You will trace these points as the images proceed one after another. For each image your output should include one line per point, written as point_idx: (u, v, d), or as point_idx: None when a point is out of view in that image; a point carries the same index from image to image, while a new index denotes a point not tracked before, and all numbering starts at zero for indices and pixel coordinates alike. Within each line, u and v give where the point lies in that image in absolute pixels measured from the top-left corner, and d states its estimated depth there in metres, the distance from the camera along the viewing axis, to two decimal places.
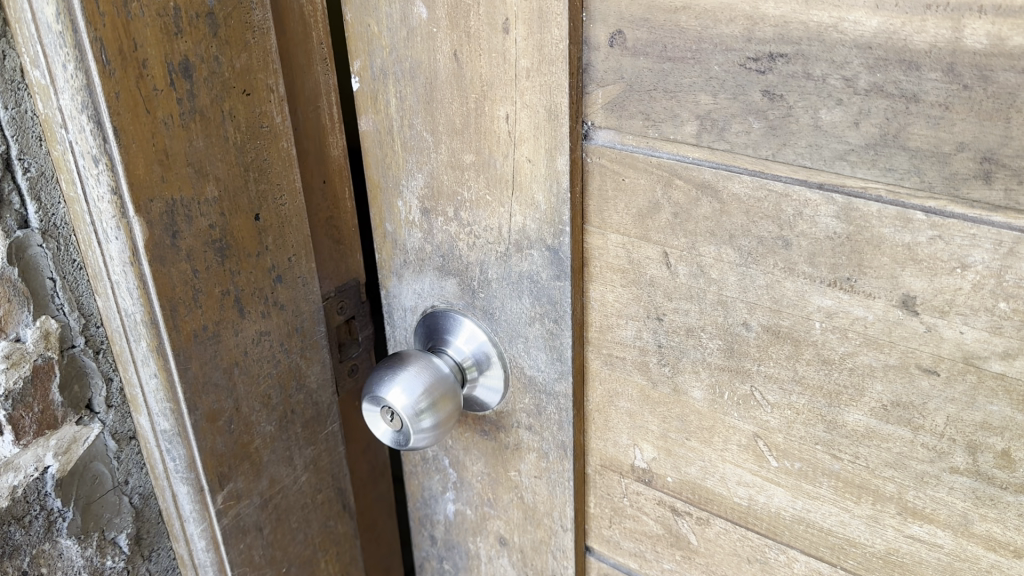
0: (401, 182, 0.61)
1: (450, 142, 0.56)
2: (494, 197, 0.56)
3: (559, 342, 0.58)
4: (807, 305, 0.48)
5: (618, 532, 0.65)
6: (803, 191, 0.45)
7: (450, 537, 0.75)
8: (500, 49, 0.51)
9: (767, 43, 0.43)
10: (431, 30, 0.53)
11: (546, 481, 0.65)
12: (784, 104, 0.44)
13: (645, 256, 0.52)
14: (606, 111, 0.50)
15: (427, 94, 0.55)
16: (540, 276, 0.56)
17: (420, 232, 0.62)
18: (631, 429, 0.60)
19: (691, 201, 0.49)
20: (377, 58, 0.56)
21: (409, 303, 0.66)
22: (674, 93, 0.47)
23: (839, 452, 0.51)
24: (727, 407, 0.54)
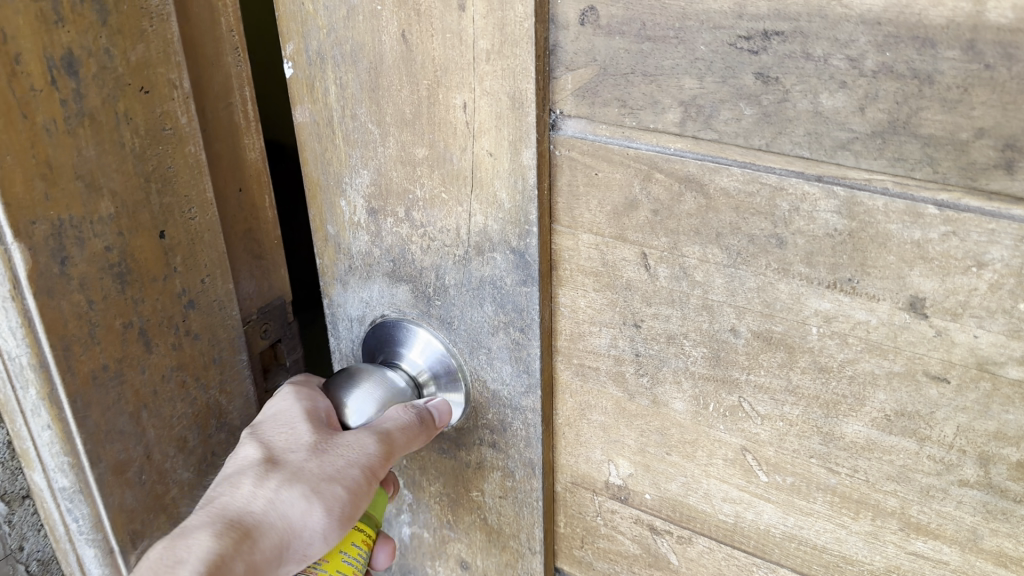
0: (344, 180, 0.54)
1: (399, 134, 0.50)
2: (450, 194, 0.50)
3: (526, 353, 0.53)
4: (802, 308, 0.43)
5: (591, 553, 0.60)
6: (800, 184, 0.41)
7: (405, 561, 0.70)
8: (455, 29, 0.45)
9: (761, 20, 0.38)
10: (375, 8, 0.47)
11: (511, 501, 0.60)
12: (779, 88, 0.39)
13: (621, 257, 0.48)
14: (577, 98, 0.45)
15: (373, 81, 0.49)
16: (504, 283, 0.51)
17: (367, 235, 0.56)
18: (605, 443, 0.55)
19: (673, 197, 0.44)
20: (314, 41, 0.50)
21: (355, 312, 0.60)
22: (655, 76, 0.42)
23: (836, 466, 0.47)
24: (712, 420, 0.49)
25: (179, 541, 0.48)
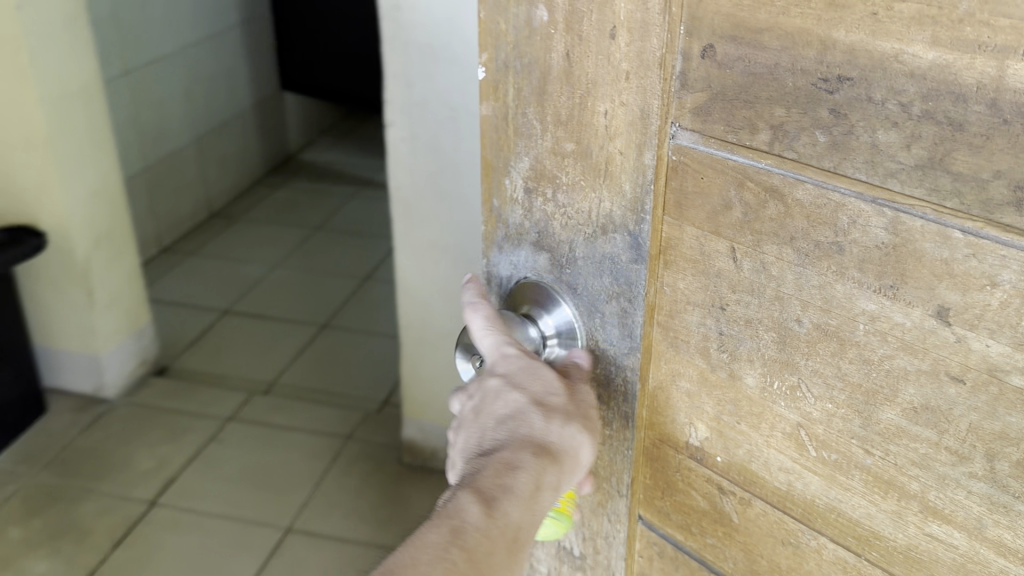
0: (511, 163, 0.68)
1: (555, 132, 0.63)
2: (588, 183, 0.63)
3: (631, 318, 0.65)
4: (853, 307, 0.52)
5: (669, 505, 0.70)
6: (857, 202, 0.50)
7: None
8: (606, 51, 0.57)
9: (837, 67, 0.48)
10: (550, 32, 0.60)
11: (609, 446, 0.73)
12: (847, 123, 0.49)
13: (715, 250, 0.58)
14: (694, 115, 0.55)
15: (541, 88, 0.63)
16: (619, 259, 0.64)
17: (522, 209, 0.70)
18: (689, 408, 0.65)
19: (760, 203, 0.54)
20: (502, 51, 0.64)
21: (506, 273, 0.74)
22: (754, 104, 0.52)
23: (872, 447, 0.55)
24: (776, 396, 0.59)
25: (511, 459, 0.64)
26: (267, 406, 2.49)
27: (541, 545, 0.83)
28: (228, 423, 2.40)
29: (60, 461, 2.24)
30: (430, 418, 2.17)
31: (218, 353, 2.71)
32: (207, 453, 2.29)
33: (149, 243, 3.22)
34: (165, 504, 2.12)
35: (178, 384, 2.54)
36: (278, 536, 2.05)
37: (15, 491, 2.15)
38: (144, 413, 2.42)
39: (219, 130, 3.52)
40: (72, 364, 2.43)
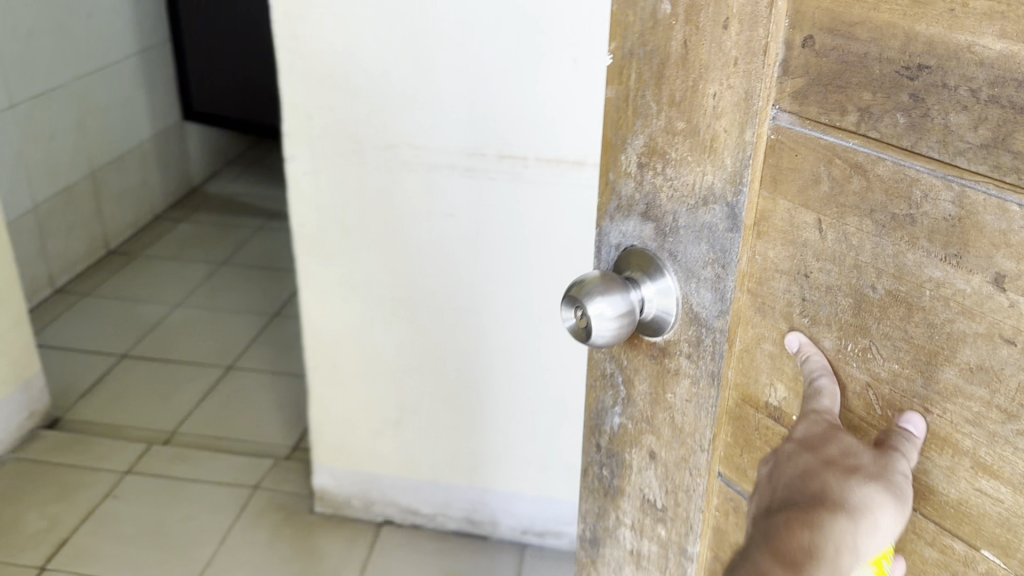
0: (628, 141, 0.76)
1: (669, 112, 0.71)
2: (694, 158, 0.70)
3: (724, 285, 0.70)
4: (921, 274, 0.58)
5: (748, 461, 0.75)
6: (930, 178, 0.56)
7: (611, 448, 0.87)
8: (718, 40, 0.66)
9: (918, 56, 0.55)
10: (671, 23, 0.69)
11: (695, 403, 0.76)
12: (924, 106, 0.55)
13: (803, 222, 0.65)
14: (793, 98, 0.63)
15: (659, 72, 0.71)
16: (716, 228, 0.70)
17: (634, 183, 0.77)
18: (771, 370, 0.71)
19: (846, 178, 0.61)
20: (630, 40, 0.73)
21: (615, 241, 0.80)
22: (845, 88, 0.59)
23: (931, 406, 0.60)
24: (850, 358, 0.65)
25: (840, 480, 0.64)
26: (165, 456, 2.63)
27: (626, 499, 0.87)
28: (125, 476, 2.53)
29: None
30: (338, 457, 2.46)
31: (106, 405, 2.79)
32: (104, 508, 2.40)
33: (41, 284, 3.24)
34: (57, 569, 2.22)
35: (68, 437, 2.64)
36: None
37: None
38: (27, 470, 2.51)
39: (116, 165, 3.57)
40: None
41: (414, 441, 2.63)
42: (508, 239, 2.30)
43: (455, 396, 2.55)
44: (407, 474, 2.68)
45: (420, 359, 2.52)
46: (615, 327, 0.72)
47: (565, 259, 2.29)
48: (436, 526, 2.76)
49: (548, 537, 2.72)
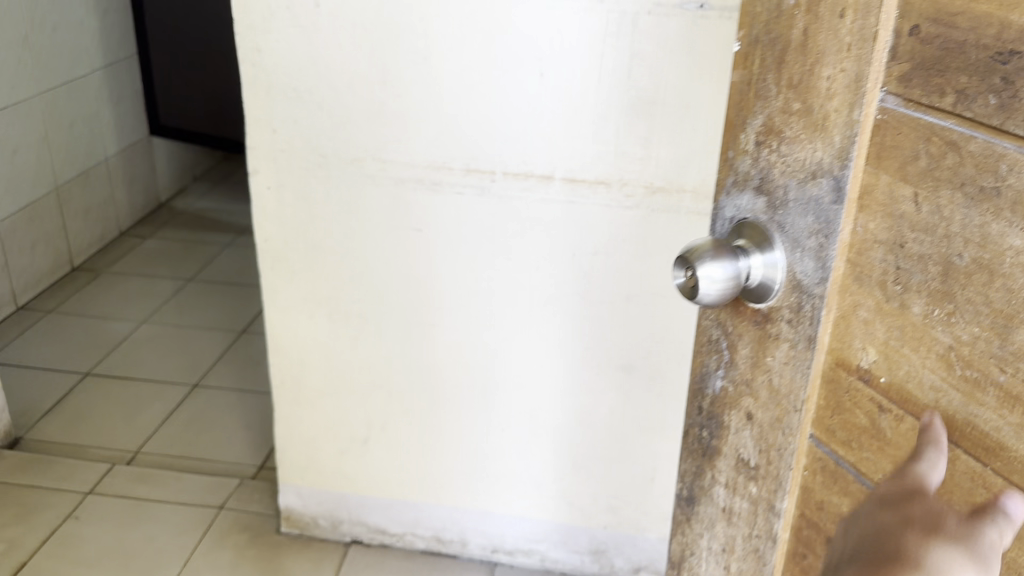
0: (748, 121, 0.92)
1: (787, 94, 0.86)
2: (807, 135, 0.85)
3: (828, 252, 0.85)
4: (1004, 242, 0.70)
5: (837, 421, 0.90)
6: (1016, 152, 0.68)
7: (712, 405, 1.05)
8: (834, 27, 0.80)
9: (1011, 41, 0.67)
10: (794, 14, 0.85)
11: (792, 365, 0.92)
12: (1014, 88, 0.67)
13: (901, 195, 0.78)
14: (899, 82, 0.77)
15: (781, 57, 0.86)
16: (823, 200, 0.84)
17: (750, 159, 0.92)
18: (864, 336, 0.85)
19: (941, 154, 0.74)
20: (756, 29, 0.89)
21: (729, 215, 0.96)
22: (945, 72, 0.73)
23: (1005, 366, 0.73)
24: (935, 322, 0.78)
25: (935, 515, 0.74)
26: (127, 476, 2.68)
27: (722, 458, 1.06)
28: (89, 496, 2.55)
29: None
30: (308, 478, 2.76)
31: (70, 422, 2.92)
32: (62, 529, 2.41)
33: (5, 301, 3.58)
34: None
35: (27, 457, 2.70)
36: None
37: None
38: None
39: (81, 180, 4.02)
40: None
41: (384, 458, 2.72)
42: (473, 253, 2.47)
43: (423, 410, 2.66)
44: (377, 491, 2.77)
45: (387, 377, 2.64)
46: (719, 289, 0.88)
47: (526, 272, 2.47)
48: (404, 546, 2.85)
49: (518, 555, 2.82)
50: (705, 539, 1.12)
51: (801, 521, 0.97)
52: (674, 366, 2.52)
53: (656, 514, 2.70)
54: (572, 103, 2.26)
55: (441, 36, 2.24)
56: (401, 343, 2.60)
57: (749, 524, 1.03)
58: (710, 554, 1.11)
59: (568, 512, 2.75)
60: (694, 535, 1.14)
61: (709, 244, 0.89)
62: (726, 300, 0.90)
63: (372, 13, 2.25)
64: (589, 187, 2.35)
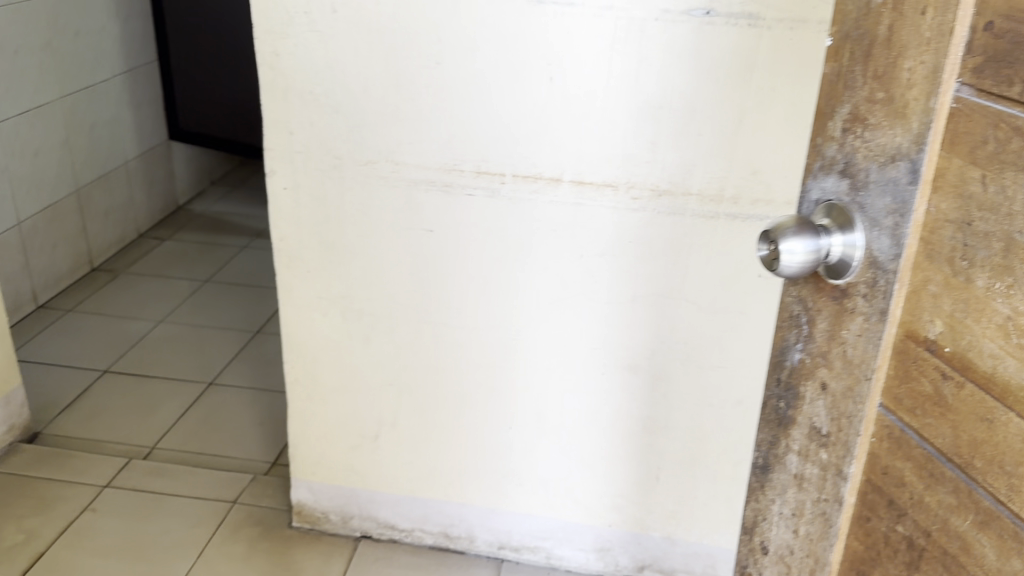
0: (836, 110, 1.04)
1: (871, 85, 0.98)
2: (889, 122, 0.95)
3: (903, 230, 0.94)
4: None
5: (904, 390, 0.98)
6: None
7: (791, 375, 1.19)
8: (915, 22, 0.91)
9: None
10: (880, 10, 0.96)
11: (864, 336, 1.02)
12: None
13: (971, 177, 0.87)
14: (973, 73, 0.86)
15: (867, 51, 0.98)
16: (900, 181, 0.94)
17: (837, 145, 1.04)
18: (932, 309, 0.93)
19: (1008, 139, 0.82)
20: (847, 25, 1.01)
21: (816, 197, 1.08)
22: (1014, 63, 0.81)
23: None
24: (996, 295, 0.85)
25: None
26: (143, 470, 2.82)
27: (797, 427, 1.19)
28: (104, 489, 2.70)
29: None
30: (319, 474, 2.81)
31: (89, 416, 3.13)
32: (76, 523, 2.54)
33: (25, 300, 3.89)
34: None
35: (46, 451, 2.86)
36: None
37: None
38: (8, 482, 2.71)
39: (101, 185, 4.40)
40: None
41: (392, 455, 2.76)
42: (482, 255, 2.51)
43: (431, 409, 2.70)
44: (386, 488, 2.81)
45: (399, 374, 2.67)
46: (798, 262, 1.01)
47: (534, 275, 2.51)
48: (411, 541, 2.88)
49: (524, 552, 2.87)
50: (777, 505, 1.27)
51: (866, 486, 1.08)
52: (680, 367, 2.55)
53: (660, 513, 2.74)
54: (582, 109, 2.29)
55: (452, 44, 2.28)
56: (410, 343, 2.63)
57: (818, 489, 1.16)
58: (780, 518, 1.27)
59: (572, 511, 2.78)
60: (768, 501, 1.30)
61: (792, 222, 1.01)
62: (806, 272, 1.02)
63: (386, 18, 2.29)
64: (597, 190, 2.38)
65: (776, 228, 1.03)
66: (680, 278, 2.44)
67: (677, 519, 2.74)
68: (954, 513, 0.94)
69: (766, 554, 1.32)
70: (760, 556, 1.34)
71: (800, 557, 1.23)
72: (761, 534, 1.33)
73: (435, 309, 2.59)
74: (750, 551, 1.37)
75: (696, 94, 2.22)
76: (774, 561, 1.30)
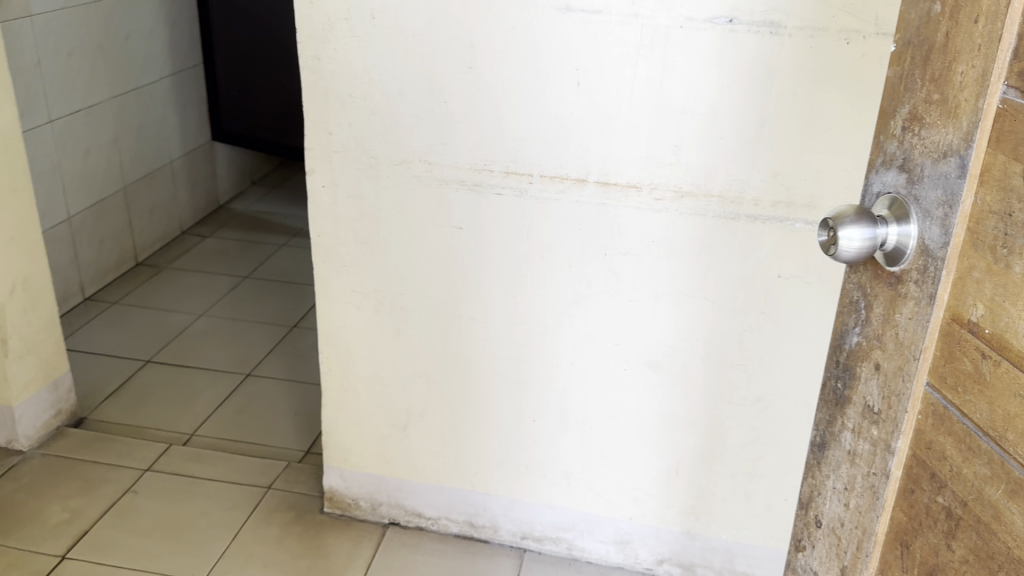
0: (898, 109, 1.22)
1: (929, 87, 1.15)
2: (943, 122, 1.12)
3: (951, 220, 1.10)
4: None
5: (948, 368, 1.15)
6: None
7: (850, 355, 1.37)
8: (969, 32, 1.07)
9: None
10: (939, 18, 1.13)
11: (916, 319, 1.19)
12: None
13: (1013, 171, 1.01)
14: (1018, 78, 1.00)
15: (926, 57, 1.16)
16: (951, 175, 1.10)
17: (898, 142, 1.22)
18: (976, 294, 1.09)
19: None
20: (910, 33, 1.20)
21: (877, 189, 1.27)
22: None
23: None
24: None
25: None
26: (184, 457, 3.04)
27: (852, 406, 1.38)
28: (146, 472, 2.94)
29: None
30: (349, 463, 2.91)
31: (132, 404, 3.34)
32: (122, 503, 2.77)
33: (73, 291, 4.07)
34: (76, 557, 2.55)
35: (92, 435, 3.09)
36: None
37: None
38: (60, 464, 2.93)
39: (150, 182, 4.59)
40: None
41: (421, 444, 2.85)
42: (511, 253, 2.58)
43: (459, 400, 2.78)
44: (415, 476, 2.90)
45: (428, 366, 2.76)
46: (855, 247, 1.18)
47: (559, 273, 2.57)
48: (438, 530, 2.96)
49: (545, 543, 2.94)
50: (831, 480, 1.46)
51: (911, 459, 1.25)
52: (700, 363, 2.60)
53: (678, 507, 2.81)
54: (609, 113, 2.36)
55: (484, 49, 2.36)
56: (439, 337, 2.72)
57: (868, 463, 1.34)
58: (834, 493, 1.45)
59: (593, 503, 2.85)
60: (823, 476, 1.48)
61: (852, 212, 1.19)
62: (862, 256, 1.19)
63: (422, 25, 2.38)
64: (622, 191, 2.44)
65: (837, 217, 1.21)
66: (704, 278, 2.50)
67: (695, 513, 2.80)
68: (988, 483, 1.10)
69: (819, 527, 1.51)
70: (813, 529, 1.53)
71: (850, 528, 1.41)
72: (815, 509, 1.52)
73: (464, 305, 2.67)
74: (805, 524, 1.56)
75: (720, 97, 2.29)
76: (826, 532, 1.49)
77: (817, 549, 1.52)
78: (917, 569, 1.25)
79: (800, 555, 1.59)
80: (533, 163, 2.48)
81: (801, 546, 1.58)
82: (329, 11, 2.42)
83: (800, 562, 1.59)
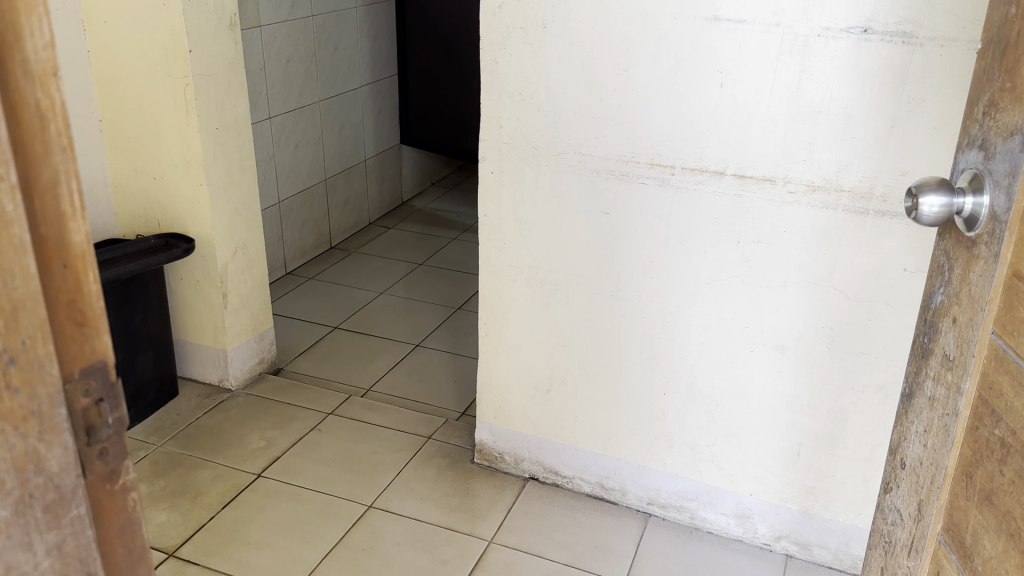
0: (980, 98, 1.45)
1: (1003, 78, 1.37)
2: (1012, 106, 1.33)
3: (1012, 188, 1.30)
4: None
5: (1009, 319, 1.33)
6: None
7: (935, 311, 1.58)
8: None
9: None
10: (1013, 18, 1.36)
11: (984, 275, 1.39)
12: None
13: None
14: None
15: (1002, 52, 1.38)
16: (1014, 150, 1.31)
17: (978, 124, 1.44)
18: None
19: None
20: (991, 32, 1.43)
21: (960, 165, 1.49)
22: None
23: None
24: None
25: None
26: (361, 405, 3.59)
27: (934, 356, 1.58)
28: (328, 416, 3.49)
29: (187, 435, 3.33)
30: (499, 419, 3.32)
31: (317, 362, 3.91)
32: (308, 439, 3.34)
33: (278, 266, 4.68)
34: (268, 476, 3.13)
35: (284, 382, 3.69)
36: (363, 509, 3.01)
37: (148, 455, 3.20)
38: (263, 403, 3.55)
39: (345, 175, 5.15)
40: (206, 359, 3.58)
41: (563, 407, 3.20)
42: (653, 237, 2.86)
43: (599, 369, 3.09)
44: (555, 437, 3.26)
45: (573, 335, 3.10)
46: (935, 210, 1.42)
47: (695, 257, 2.83)
48: (573, 488, 3.30)
49: (670, 510, 3.19)
50: (915, 425, 1.65)
51: (978, 400, 1.42)
52: (823, 350, 2.77)
53: (799, 487, 2.96)
54: (749, 111, 2.61)
55: (638, 53, 2.67)
56: (585, 310, 3.04)
57: (943, 406, 1.52)
58: (916, 436, 1.64)
59: (716, 476, 3.07)
60: (909, 423, 1.67)
61: (933, 181, 1.42)
62: (940, 219, 1.43)
63: (585, 33, 2.72)
64: (758, 184, 2.68)
65: (920, 186, 1.45)
66: (827, 268, 2.68)
67: (815, 494, 2.95)
68: None
69: (904, 469, 1.69)
70: (899, 471, 1.72)
71: (926, 465, 1.59)
72: (902, 452, 1.71)
73: (606, 283, 2.98)
74: (893, 468, 1.75)
75: (852, 100, 2.49)
76: (908, 472, 1.67)
77: (900, 488, 1.70)
78: (977, 495, 1.41)
79: (887, 496, 1.77)
80: (677, 156, 2.76)
81: (888, 488, 1.77)
82: (508, 22, 2.81)
83: (887, 502, 1.77)
